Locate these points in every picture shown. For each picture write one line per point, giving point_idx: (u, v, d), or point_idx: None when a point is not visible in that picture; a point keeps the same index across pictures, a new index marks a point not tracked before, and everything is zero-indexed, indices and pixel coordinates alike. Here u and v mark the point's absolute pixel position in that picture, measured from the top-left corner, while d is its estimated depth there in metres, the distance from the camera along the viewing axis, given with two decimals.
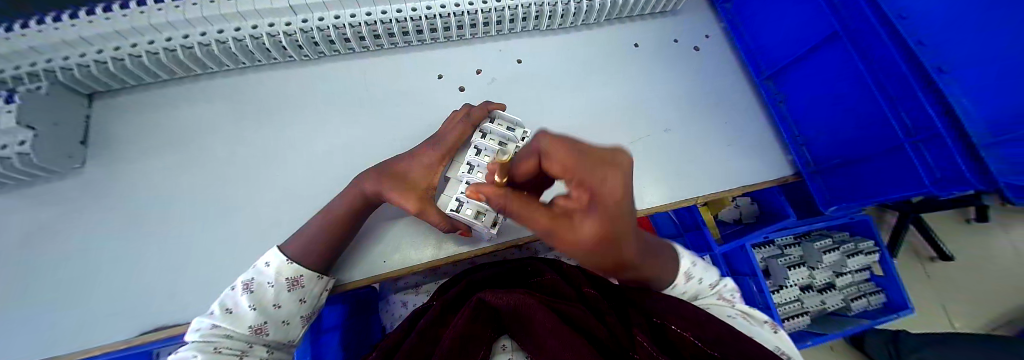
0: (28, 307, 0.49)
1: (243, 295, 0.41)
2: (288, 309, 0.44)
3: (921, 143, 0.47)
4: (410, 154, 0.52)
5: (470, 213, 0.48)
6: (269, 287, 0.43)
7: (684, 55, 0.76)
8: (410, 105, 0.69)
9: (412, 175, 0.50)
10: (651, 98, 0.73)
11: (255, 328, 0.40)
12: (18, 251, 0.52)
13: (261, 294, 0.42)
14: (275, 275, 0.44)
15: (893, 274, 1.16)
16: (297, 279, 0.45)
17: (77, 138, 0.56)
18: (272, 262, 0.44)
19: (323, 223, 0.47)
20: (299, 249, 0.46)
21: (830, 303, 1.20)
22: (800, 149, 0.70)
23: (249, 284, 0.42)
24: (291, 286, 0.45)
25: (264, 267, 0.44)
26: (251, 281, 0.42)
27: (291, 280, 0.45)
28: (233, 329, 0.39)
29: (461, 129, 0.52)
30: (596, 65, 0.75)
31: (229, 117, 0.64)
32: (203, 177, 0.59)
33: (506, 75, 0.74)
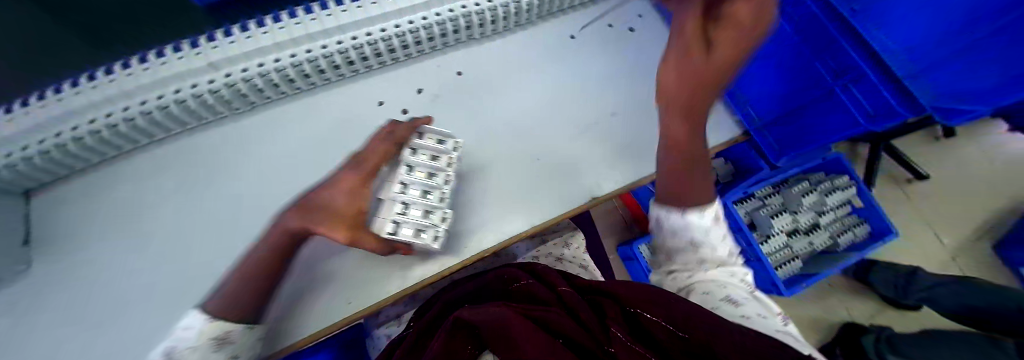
0: None
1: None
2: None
3: (852, 83, 0.49)
4: (327, 183, 0.47)
5: (410, 232, 0.50)
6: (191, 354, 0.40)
7: (622, 38, 0.76)
8: (355, 138, 0.68)
9: (335, 205, 0.45)
10: (596, 86, 0.72)
11: None
12: None
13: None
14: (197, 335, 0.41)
15: (872, 204, 1.20)
16: (224, 336, 0.43)
17: (20, 239, 0.55)
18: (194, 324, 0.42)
19: (243, 273, 0.44)
20: (220, 304, 0.43)
21: (818, 243, 1.23)
22: (745, 108, 0.71)
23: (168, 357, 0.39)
24: (217, 346, 0.43)
25: (183, 332, 0.41)
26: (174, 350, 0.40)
27: (219, 337, 0.42)
28: None
29: (383, 147, 0.51)
30: (537, 62, 0.74)
31: (175, 184, 0.63)
32: (157, 252, 0.58)
33: (448, 89, 0.73)
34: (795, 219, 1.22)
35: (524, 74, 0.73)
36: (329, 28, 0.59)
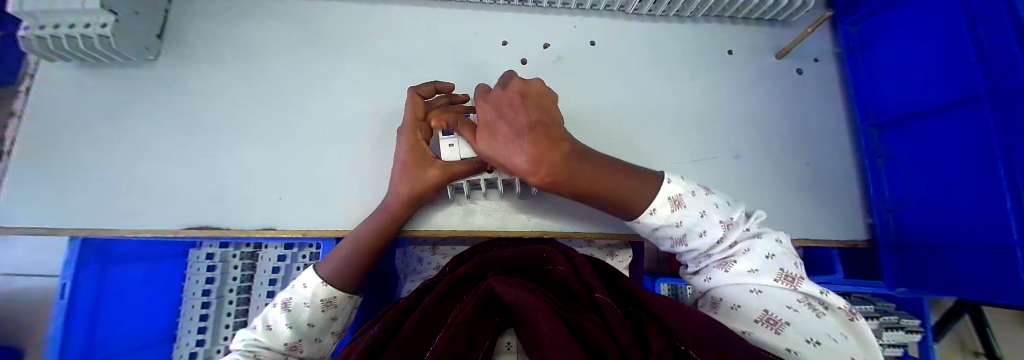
0: (98, 178, 0.54)
1: (278, 313, 0.38)
2: (322, 323, 0.41)
3: None
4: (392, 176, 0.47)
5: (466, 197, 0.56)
6: (304, 307, 0.40)
7: (784, 77, 0.66)
8: (467, 64, 0.62)
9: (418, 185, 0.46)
10: (732, 117, 0.63)
11: (324, 301, 0.42)
12: (92, 125, 0.55)
13: (299, 313, 0.39)
14: (310, 299, 0.40)
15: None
16: (331, 301, 0.42)
17: (153, 31, 0.57)
18: (309, 284, 0.41)
19: (363, 237, 0.46)
20: (333, 269, 0.43)
21: None
22: (886, 215, 0.58)
23: (288, 303, 0.39)
24: (325, 306, 0.42)
25: (300, 287, 0.41)
26: (292, 300, 0.40)
27: (326, 302, 0.42)
28: (300, 323, 0.39)
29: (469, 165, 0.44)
30: (681, 65, 0.64)
31: (286, 39, 0.60)
32: (253, 93, 0.58)
33: (576, 58, 0.63)
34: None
35: (664, 73, 0.64)
36: None
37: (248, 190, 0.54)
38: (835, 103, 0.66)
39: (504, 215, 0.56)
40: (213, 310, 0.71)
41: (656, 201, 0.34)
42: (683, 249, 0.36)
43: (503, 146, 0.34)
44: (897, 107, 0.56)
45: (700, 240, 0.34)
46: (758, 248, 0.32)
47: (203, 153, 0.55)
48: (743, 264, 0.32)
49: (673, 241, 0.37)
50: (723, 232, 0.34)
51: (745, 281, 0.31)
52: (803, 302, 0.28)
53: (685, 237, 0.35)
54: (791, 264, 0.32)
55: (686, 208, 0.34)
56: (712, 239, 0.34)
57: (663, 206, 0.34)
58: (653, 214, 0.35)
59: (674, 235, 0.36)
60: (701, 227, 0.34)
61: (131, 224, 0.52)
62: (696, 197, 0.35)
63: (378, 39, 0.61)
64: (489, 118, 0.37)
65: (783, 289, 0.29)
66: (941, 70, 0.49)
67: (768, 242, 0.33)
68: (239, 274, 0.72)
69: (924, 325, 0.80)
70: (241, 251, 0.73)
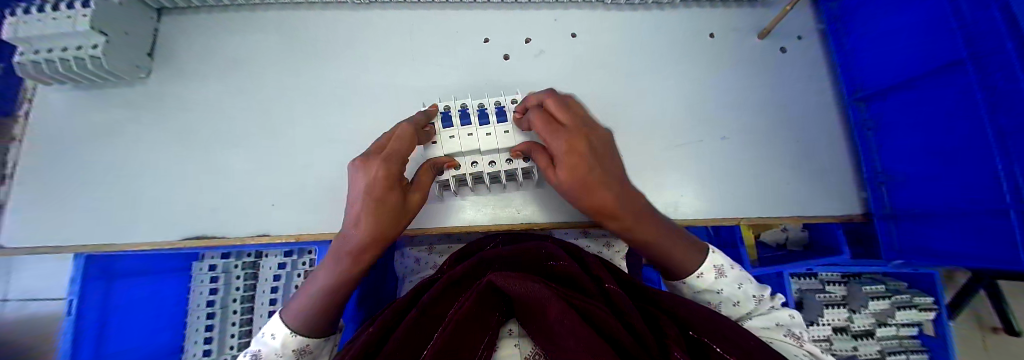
0: (96, 195, 0.55)
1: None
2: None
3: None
4: (356, 209, 0.38)
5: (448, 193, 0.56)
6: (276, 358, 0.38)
7: (767, 57, 0.66)
8: (450, 63, 0.62)
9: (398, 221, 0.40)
10: (718, 99, 0.63)
11: (299, 350, 0.39)
12: (88, 144, 0.57)
13: None
14: (279, 351, 0.38)
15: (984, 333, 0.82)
16: (305, 349, 0.39)
17: (143, 50, 0.59)
18: (278, 334, 0.38)
19: (330, 284, 0.39)
20: (302, 320, 0.38)
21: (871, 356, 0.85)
22: (879, 187, 0.58)
23: (258, 355, 0.37)
24: (298, 355, 0.39)
25: (270, 339, 0.38)
26: (263, 354, 0.38)
27: (300, 350, 0.39)
28: None
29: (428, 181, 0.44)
30: (663, 51, 0.64)
31: (273, 49, 0.62)
32: (242, 104, 0.59)
33: (558, 50, 0.64)
34: (850, 319, 0.83)
35: (646, 60, 0.64)
36: None
37: (241, 198, 0.55)
38: (822, 79, 0.66)
39: (494, 209, 0.57)
40: (219, 320, 0.72)
41: (703, 266, 0.41)
42: (707, 306, 0.44)
43: (603, 195, 0.36)
44: (884, 78, 0.55)
45: (729, 304, 0.42)
46: (774, 316, 0.40)
47: (197, 165, 0.56)
48: (757, 322, 0.40)
49: (698, 297, 0.44)
50: (741, 296, 0.42)
51: (761, 336, 0.39)
52: (812, 355, 0.35)
53: (719, 303, 0.42)
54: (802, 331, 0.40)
55: (728, 278, 0.42)
56: (742, 307, 0.41)
57: (708, 272, 0.41)
58: (698, 277, 0.41)
59: (710, 298, 0.43)
60: (735, 297, 0.41)
61: (130, 238, 0.53)
62: (738, 273, 0.42)
63: (362, 44, 0.62)
64: (592, 158, 0.36)
65: (790, 345, 0.37)
66: (923, 37, 0.48)
67: (783, 313, 0.41)
68: (242, 283, 0.74)
69: (939, 302, 0.78)
70: (243, 261, 0.74)
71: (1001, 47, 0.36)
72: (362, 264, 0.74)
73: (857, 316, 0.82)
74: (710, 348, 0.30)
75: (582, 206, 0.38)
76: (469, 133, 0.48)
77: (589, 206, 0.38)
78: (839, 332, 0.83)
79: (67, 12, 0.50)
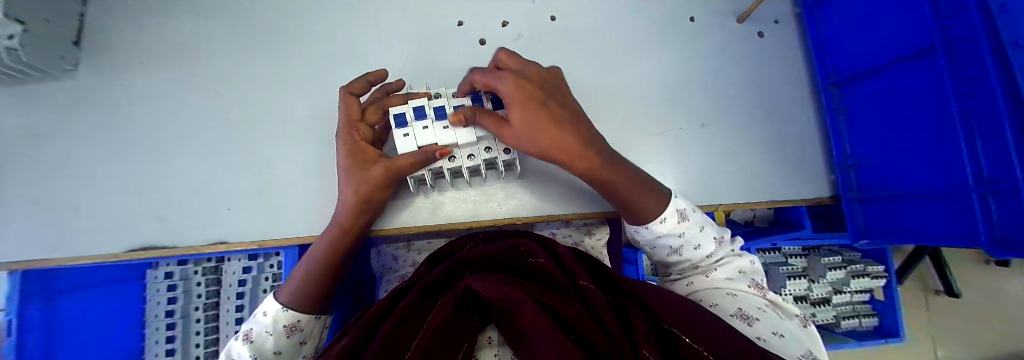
0: (25, 205, 0.49)
1: (241, 346, 0.37)
2: (292, 348, 0.40)
3: (994, 192, 0.37)
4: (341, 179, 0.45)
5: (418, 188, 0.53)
6: (268, 335, 0.38)
7: (745, 41, 0.66)
8: (424, 50, 0.59)
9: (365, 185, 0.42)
10: (697, 86, 0.63)
11: (289, 326, 0.40)
12: (11, 148, 0.50)
13: (262, 343, 0.37)
14: (271, 326, 0.39)
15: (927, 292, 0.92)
16: (295, 325, 0.41)
17: (67, 38, 0.52)
18: (270, 311, 0.40)
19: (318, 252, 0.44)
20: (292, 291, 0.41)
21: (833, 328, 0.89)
22: (848, 171, 0.60)
23: (249, 335, 0.38)
24: (291, 331, 0.40)
25: (262, 316, 0.40)
26: (253, 332, 0.38)
27: (291, 326, 0.40)
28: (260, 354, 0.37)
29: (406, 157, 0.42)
30: (644, 36, 0.63)
31: (222, 37, 0.56)
32: (191, 99, 0.54)
33: (537, 35, 0.61)
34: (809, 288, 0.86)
35: (627, 45, 0.62)
36: None
37: (197, 204, 0.51)
38: (797, 64, 0.67)
39: (475, 204, 0.55)
40: (181, 330, 0.68)
41: (666, 212, 0.41)
42: (666, 253, 0.44)
43: (555, 135, 0.35)
44: (857, 64, 0.56)
45: (690, 249, 0.42)
46: (735, 265, 0.41)
47: (145, 168, 0.51)
48: (721, 273, 0.40)
49: (659, 245, 0.43)
50: (701, 239, 0.42)
51: (724, 286, 0.39)
52: (767, 299, 0.38)
53: (681, 247, 0.42)
54: (758, 278, 0.41)
55: (689, 220, 0.42)
56: (703, 252, 0.42)
57: (670, 217, 0.41)
58: (661, 223, 0.41)
59: (673, 244, 0.42)
60: (697, 241, 0.41)
61: (71, 252, 0.49)
62: (698, 216, 0.43)
63: (325, 29, 0.57)
64: (535, 97, 0.35)
65: (754, 295, 0.38)
66: (896, 22, 0.49)
67: (741, 262, 0.42)
68: (204, 290, 0.69)
69: (888, 270, 0.84)
70: (203, 267, 0.69)
71: (973, 33, 0.37)
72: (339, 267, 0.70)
73: (816, 286, 0.86)
74: (677, 338, 0.29)
75: (540, 150, 0.36)
76: (444, 127, 0.44)
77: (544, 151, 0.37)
78: (798, 301, 0.87)
79: None
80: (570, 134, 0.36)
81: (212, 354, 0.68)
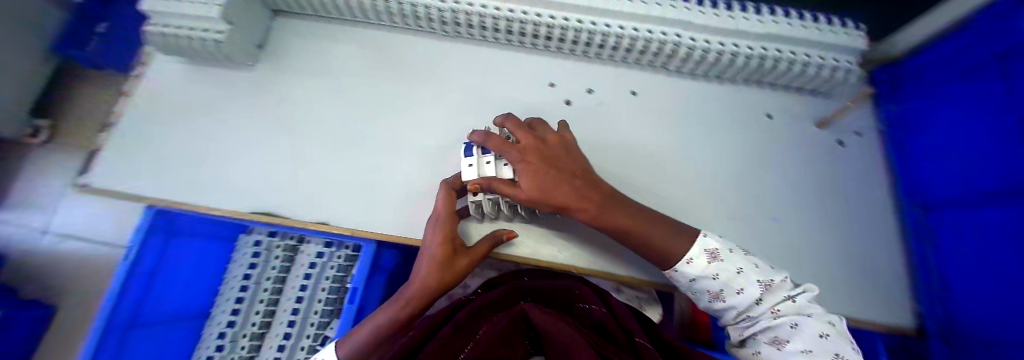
0: (182, 158, 0.61)
1: None
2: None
3: None
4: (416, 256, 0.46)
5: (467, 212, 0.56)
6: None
7: (825, 146, 0.67)
8: (518, 100, 0.67)
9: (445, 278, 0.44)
10: (770, 180, 0.64)
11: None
12: (186, 113, 0.64)
13: None
14: None
15: None
16: None
17: (254, 41, 0.66)
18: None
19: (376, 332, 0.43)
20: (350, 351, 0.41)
21: None
22: (934, 302, 0.55)
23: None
24: None
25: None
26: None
27: None
28: None
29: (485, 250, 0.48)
30: (722, 124, 0.67)
31: (364, 61, 0.69)
32: (328, 102, 0.65)
33: (620, 105, 0.67)
34: None
35: (705, 128, 0.66)
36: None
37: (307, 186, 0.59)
38: (881, 178, 0.66)
39: (537, 244, 0.58)
40: (250, 295, 0.74)
41: (691, 252, 0.40)
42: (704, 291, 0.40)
43: (541, 176, 0.40)
44: (946, 189, 0.54)
45: (727, 281, 0.38)
46: (809, 326, 0.34)
47: (276, 147, 0.61)
48: (794, 346, 0.34)
49: (698, 286, 0.41)
50: (741, 271, 0.38)
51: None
52: (816, 329, 0.34)
53: (721, 292, 0.39)
54: (846, 347, 0.33)
55: (722, 261, 0.39)
56: (750, 296, 0.37)
57: (697, 257, 0.39)
58: (688, 264, 0.39)
59: (712, 288, 0.39)
60: (739, 284, 0.37)
61: (200, 203, 0.58)
62: (732, 255, 0.39)
63: (443, 69, 0.69)
64: (528, 144, 0.43)
65: None
66: (982, 153, 0.49)
67: (824, 323, 0.34)
68: (278, 264, 0.77)
69: None
70: (285, 243, 0.78)
71: None
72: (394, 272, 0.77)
73: None
74: None
75: (537, 194, 0.39)
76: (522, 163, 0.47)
77: (534, 195, 0.39)
78: None
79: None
80: (550, 177, 0.40)
81: (266, 325, 0.73)
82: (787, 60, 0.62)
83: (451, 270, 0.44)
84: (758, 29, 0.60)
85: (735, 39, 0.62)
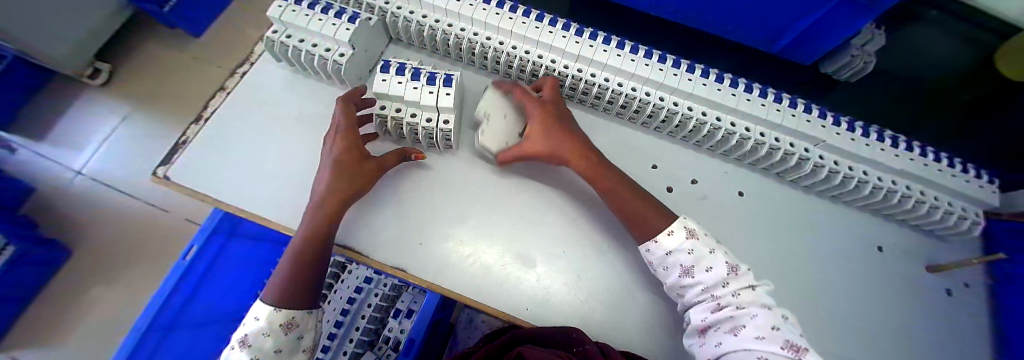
0: (264, 164, 0.57)
1: (243, 354, 0.37)
2: (290, 344, 0.41)
3: None
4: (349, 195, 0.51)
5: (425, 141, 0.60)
6: (265, 342, 0.39)
7: (929, 291, 0.63)
8: (617, 174, 0.64)
9: (332, 180, 0.49)
10: (870, 316, 0.59)
11: (287, 323, 0.41)
12: (282, 118, 0.62)
13: (257, 343, 0.38)
14: (262, 331, 0.39)
15: None
16: (290, 322, 0.42)
17: (368, 66, 0.66)
18: (262, 316, 0.41)
19: (292, 257, 0.46)
20: (276, 292, 0.43)
21: None
22: None
23: (243, 342, 0.39)
24: (286, 329, 0.41)
25: (255, 319, 0.41)
26: (250, 337, 0.39)
27: (287, 324, 0.41)
28: (259, 349, 0.38)
29: (391, 160, 0.56)
30: (820, 244, 0.64)
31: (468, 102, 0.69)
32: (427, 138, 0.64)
33: (720, 203, 0.65)
34: None
35: (802, 246, 0.63)
36: (681, 89, 0.60)
37: (392, 225, 0.57)
38: (990, 341, 0.60)
39: (624, 343, 0.52)
40: None
41: (671, 225, 0.45)
42: (721, 325, 0.37)
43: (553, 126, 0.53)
44: None
45: (748, 321, 0.35)
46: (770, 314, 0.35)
47: None
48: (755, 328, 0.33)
49: (718, 318, 0.38)
50: (756, 309, 0.36)
51: (754, 349, 0.32)
52: None
53: (693, 267, 0.42)
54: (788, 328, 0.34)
55: (698, 239, 0.43)
56: (716, 275, 0.40)
57: (678, 231, 0.44)
58: (671, 235, 0.44)
59: (685, 264, 0.43)
60: (709, 262, 0.42)
61: (272, 216, 0.53)
62: (709, 239, 0.44)
63: None
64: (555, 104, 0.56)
65: (788, 357, 0.30)
66: None
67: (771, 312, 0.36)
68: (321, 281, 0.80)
69: None
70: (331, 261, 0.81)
71: None
72: (435, 316, 0.77)
73: None
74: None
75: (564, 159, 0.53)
76: (447, 94, 0.55)
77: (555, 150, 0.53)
78: None
79: (338, 21, 0.57)
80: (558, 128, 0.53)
81: None
82: (903, 193, 0.62)
83: (354, 170, 0.51)
84: (865, 153, 0.61)
85: (841, 160, 0.63)
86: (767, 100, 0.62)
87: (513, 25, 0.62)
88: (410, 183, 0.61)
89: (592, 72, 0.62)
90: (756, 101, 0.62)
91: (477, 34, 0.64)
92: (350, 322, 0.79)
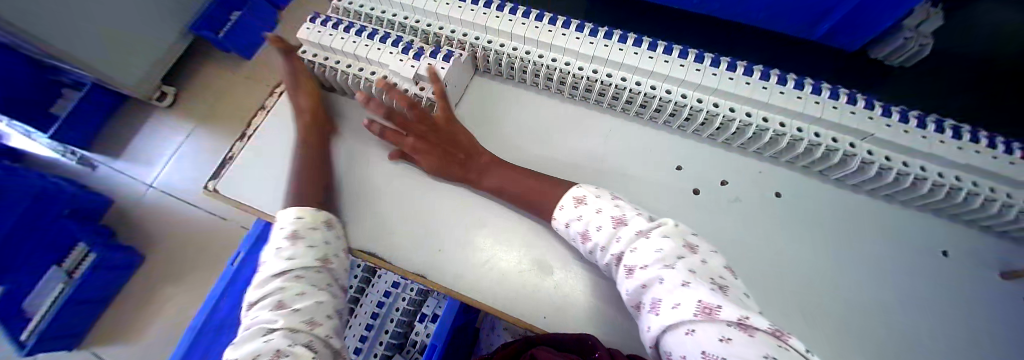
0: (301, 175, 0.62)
1: (295, 242, 0.46)
2: (332, 237, 0.52)
3: None
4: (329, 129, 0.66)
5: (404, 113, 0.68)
6: (319, 233, 0.49)
7: (1005, 301, 0.55)
8: (640, 176, 0.64)
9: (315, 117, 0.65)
10: (930, 329, 0.53)
11: (326, 222, 0.52)
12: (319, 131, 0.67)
13: (310, 233, 0.48)
14: (313, 224, 0.49)
15: None
16: (332, 221, 0.53)
17: None
18: (304, 216, 0.50)
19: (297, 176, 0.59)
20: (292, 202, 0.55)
21: None
22: None
23: (296, 237, 0.47)
24: (326, 225, 0.52)
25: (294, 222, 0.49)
26: (298, 231, 0.48)
27: (328, 222, 0.52)
28: (312, 241, 0.47)
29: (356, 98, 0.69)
30: (867, 247, 0.59)
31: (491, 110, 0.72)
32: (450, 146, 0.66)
33: (753, 204, 0.62)
34: None
35: (844, 249, 0.59)
36: (703, 84, 0.59)
37: (417, 231, 0.59)
38: None
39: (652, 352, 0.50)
40: None
41: (563, 200, 0.49)
42: (645, 299, 0.34)
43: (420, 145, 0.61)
44: None
45: (660, 289, 0.31)
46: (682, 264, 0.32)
47: (395, 187, 0.64)
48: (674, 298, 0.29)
49: (635, 289, 0.35)
50: (663, 271, 0.32)
51: (682, 325, 0.27)
52: (712, 340, 0.24)
53: (589, 229, 0.44)
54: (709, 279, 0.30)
55: (586, 205, 0.46)
56: (607, 233, 0.41)
57: (567, 202, 0.48)
58: (575, 206, 0.46)
59: (581, 229, 0.45)
60: (597, 221, 0.43)
61: None
62: (599, 201, 0.45)
63: (563, 132, 0.68)
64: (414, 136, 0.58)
65: (706, 322, 0.26)
66: None
67: (683, 262, 0.32)
68: (355, 284, 0.88)
69: None
70: (364, 265, 0.89)
71: None
72: (460, 321, 0.79)
73: None
74: None
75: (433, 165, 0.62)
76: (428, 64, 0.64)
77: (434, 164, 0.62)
78: None
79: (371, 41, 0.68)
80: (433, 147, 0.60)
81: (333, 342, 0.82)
82: (969, 190, 0.56)
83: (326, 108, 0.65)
84: (923, 147, 0.56)
85: (892, 154, 0.58)
86: (802, 91, 0.59)
87: (530, 31, 0.65)
88: (435, 189, 0.63)
89: (608, 72, 0.63)
90: (790, 93, 0.59)
91: (496, 43, 0.68)
92: (379, 325, 0.82)
